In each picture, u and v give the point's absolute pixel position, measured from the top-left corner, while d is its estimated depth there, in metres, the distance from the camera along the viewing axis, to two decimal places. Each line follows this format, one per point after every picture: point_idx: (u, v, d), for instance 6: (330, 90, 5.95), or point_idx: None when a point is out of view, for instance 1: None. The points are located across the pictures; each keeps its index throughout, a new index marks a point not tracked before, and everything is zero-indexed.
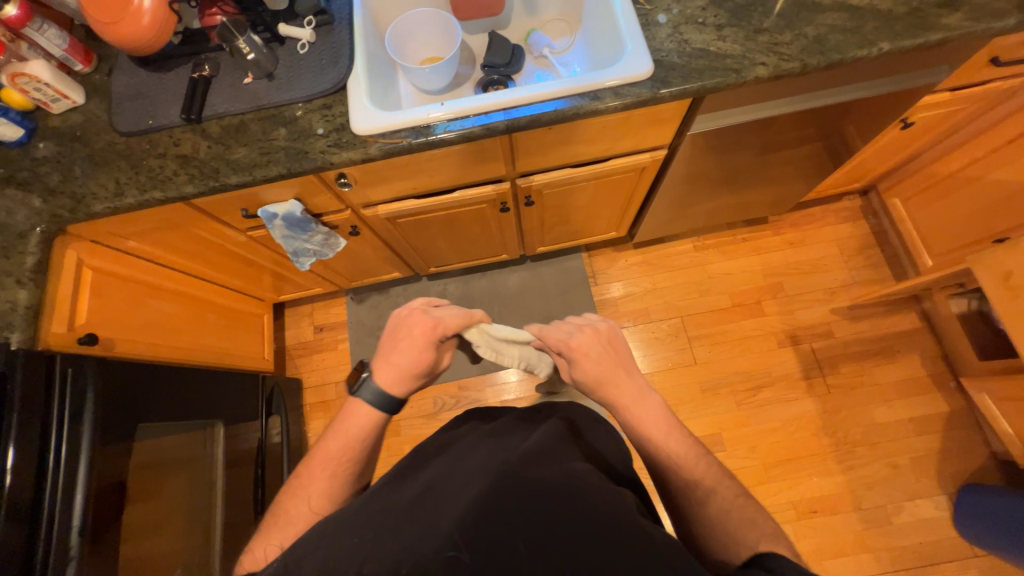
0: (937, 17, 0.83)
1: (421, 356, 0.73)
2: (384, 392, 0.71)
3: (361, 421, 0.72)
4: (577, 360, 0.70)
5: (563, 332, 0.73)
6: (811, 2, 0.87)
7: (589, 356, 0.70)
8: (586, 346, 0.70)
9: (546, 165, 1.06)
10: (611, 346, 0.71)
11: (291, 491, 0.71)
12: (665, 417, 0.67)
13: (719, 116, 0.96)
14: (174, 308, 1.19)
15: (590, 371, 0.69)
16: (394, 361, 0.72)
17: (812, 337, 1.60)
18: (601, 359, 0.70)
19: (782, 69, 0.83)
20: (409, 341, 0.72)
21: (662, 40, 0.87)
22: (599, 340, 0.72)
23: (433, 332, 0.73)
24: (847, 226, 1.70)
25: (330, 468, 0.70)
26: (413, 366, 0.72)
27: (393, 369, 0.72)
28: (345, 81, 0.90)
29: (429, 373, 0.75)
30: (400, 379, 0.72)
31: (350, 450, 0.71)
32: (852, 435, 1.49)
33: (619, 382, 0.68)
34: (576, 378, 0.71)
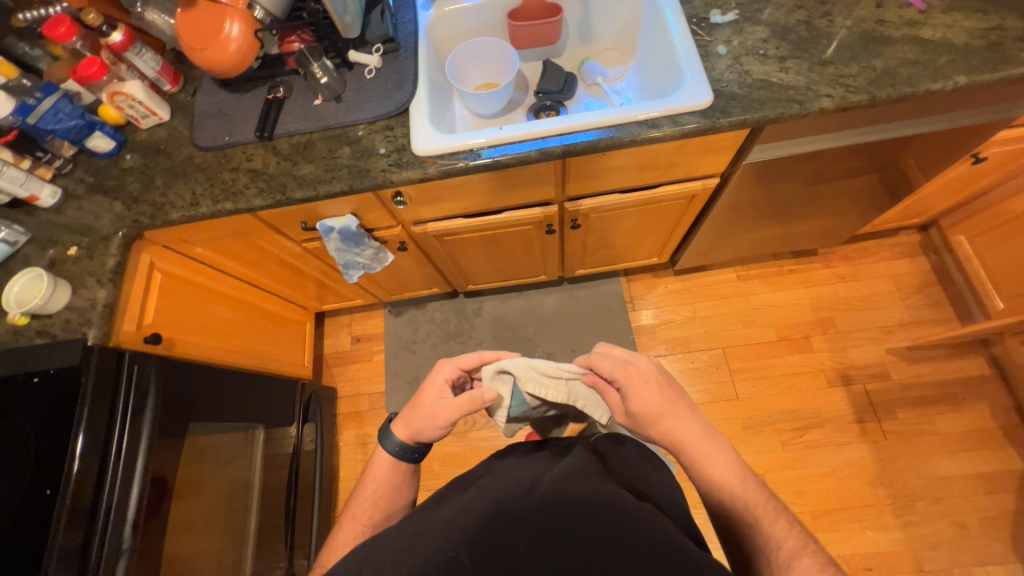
0: (1018, 51, 0.80)
1: (426, 395, 0.72)
2: (398, 435, 0.72)
3: (390, 463, 0.73)
4: (636, 389, 0.65)
5: (617, 360, 0.69)
6: (880, 35, 0.85)
7: (648, 385, 0.66)
8: (644, 375, 0.67)
9: (595, 190, 1.06)
10: (668, 378, 0.68)
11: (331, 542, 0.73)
12: (733, 462, 0.63)
13: (777, 147, 0.94)
14: (227, 313, 1.25)
15: (651, 401, 0.64)
16: (407, 406, 0.73)
17: (865, 377, 1.51)
18: (660, 391, 0.66)
19: (849, 101, 0.81)
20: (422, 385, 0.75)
21: (722, 71, 0.87)
22: (655, 370, 0.68)
23: (437, 371, 0.73)
24: (904, 261, 1.62)
25: (369, 505, 0.72)
26: (417, 397, 0.73)
27: (406, 414, 0.72)
28: (408, 103, 0.93)
29: (430, 412, 0.70)
30: (409, 421, 0.71)
31: (379, 494, 0.72)
32: (911, 487, 1.38)
33: (682, 417, 0.64)
34: (633, 412, 0.66)
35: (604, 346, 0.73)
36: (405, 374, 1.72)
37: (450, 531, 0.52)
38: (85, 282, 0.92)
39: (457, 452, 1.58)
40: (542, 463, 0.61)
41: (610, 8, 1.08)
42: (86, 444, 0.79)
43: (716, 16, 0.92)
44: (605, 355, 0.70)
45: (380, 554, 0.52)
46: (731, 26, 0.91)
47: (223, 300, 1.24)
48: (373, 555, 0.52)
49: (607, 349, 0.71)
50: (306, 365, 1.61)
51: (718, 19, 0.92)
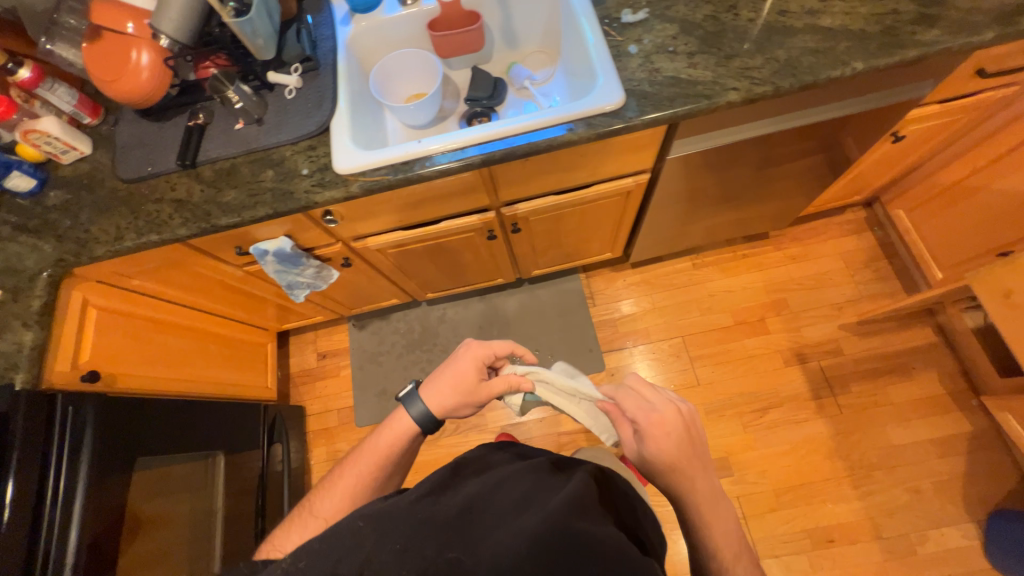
0: (912, 34, 0.83)
1: (464, 378, 0.80)
2: (428, 406, 0.79)
3: (404, 428, 0.79)
4: (655, 438, 0.66)
5: (644, 403, 0.68)
6: (783, 26, 0.87)
7: (669, 437, 0.66)
8: (667, 425, 0.66)
9: (529, 194, 1.07)
10: (691, 433, 0.67)
11: (322, 487, 0.77)
12: (732, 529, 0.66)
13: (696, 141, 0.96)
14: (176, 343, 1.23)
15: (667, 454, 0.65)
16: (440, 380, 0.81)
17: (820, 354, 1.54)
18: (680, 445, 0.65)
19: (754, 93, 0.83)
20: (455, 362, 0.82)
21: (633, 70, 0.88)
22: (680, 422, 0.67)
23: (477, 357, 0.81)
24: (851, 238, 1.66)
25: (374, 463, 0.77)
26: (456, 381, 0.80)
27: (438, 387, 0.80)
28: (328, 122, 0.93)
29: (470, 395, 0.81)
30: (442, 396, 0.80)
31: (383, 456, 0.78)
32: (867, 458, 1.42)
33: (693, 477, 0.65)
34: (646, 456, 0.67)
35: (634, 382, 0.72)
36: (372, 386, 1.72)
37: (448, 532, 0.53)
38: (9, 325, 0.90)
39: (428, 459, 1.59)
40: (554, 476, 0.59)
41: (530, 12, 1.09)
42: (16, 489, 0.78)
43: (627, 15, 0.93)
44: (634, 397, 0.69)
45: (373, 529, 0.55)
46: (642, 24, 0.92)
47: (171, 329, 1.23)
48: (350, 539, 0.55)
49: (636, 387, 0.70)
50: (269, 385, 1.59)
51: (629, 19, 0.93)
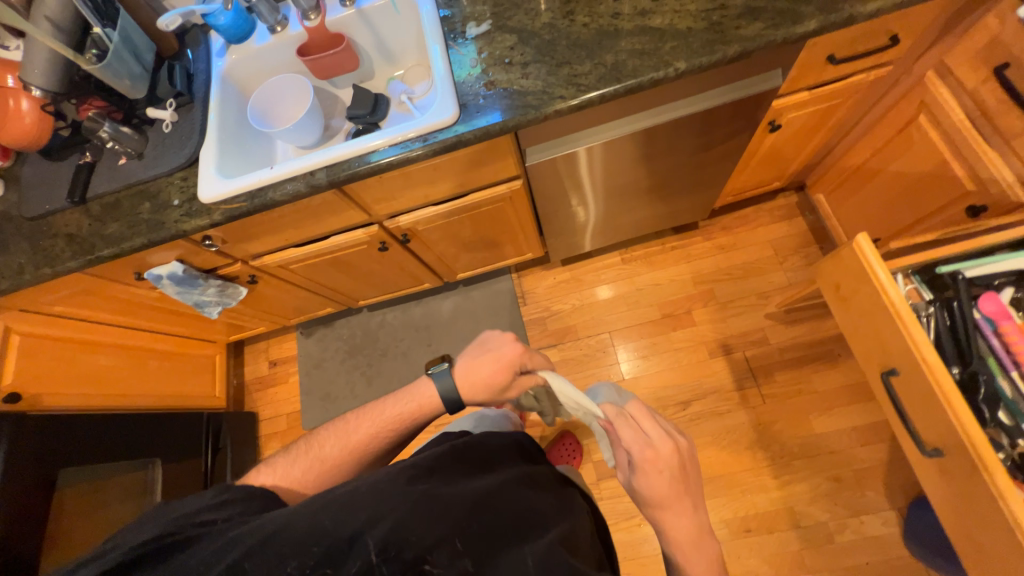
0: (735, 29, 0.82)
1: (499, 375, 0.78)
2: (456, 390, 0.78)
3: (426, 402, 0.79)
4: (646, 473, 0.67)
5: (641, 436, 0.69)
6: (613, 29, 0.88)
7: (661, 473, 0.67)
8: (660, 462, 0.68)
9: (405, 207, 1.10)
10: (686, 469, 0.69)
11: (334, 429, 0.78)
12: (714, 564, 0.67)
13: (547, 148, 0.99)
14: (111, 360, 1.34)
15: (657, 489, 0.67)
16: (475, 367, 0.79)
17: (745, 345, 1.53)
18: (671, 481, 0.67)
19: (581, 100, 0.84)
20: (497, 359, 0.79)
21: (471, 85, 0.91)
22: (676, 459, 0.68)
23: (516, 358, 0.79)
24: (782, 224, 1.63)
25: (389, 428, 0.78)
26: (491, 379, 0.78)
27: (472, 375, 0.78)
28: (197, 153, 1.00)
29: (502, 393, 0.80)
30: (470, 383, 0.78)
31: (400, 422, 0.78)
32: (788, 447, 1.41)
33: (681, 511, 0.67)
34: (637, 488, 0.69)
35: (636, 411, 0.72)
36: (318, 391, 1.80)
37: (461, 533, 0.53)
38: None
39: None
40: (550, 498, 0.64)
41: (401, 28, 1.11)
42: None
43: (471, 29, 0.95)
44: (633, 427, 0.70)
45: (393, 507, 0.53)
46: (484, 37, 0.94)
47: (104, 348, 1.33)
48: (363, 511, 0.52)
49: (635, 417, 0.71)
50: (218, 394, 1.70)
51: (472, 32, 0.95)
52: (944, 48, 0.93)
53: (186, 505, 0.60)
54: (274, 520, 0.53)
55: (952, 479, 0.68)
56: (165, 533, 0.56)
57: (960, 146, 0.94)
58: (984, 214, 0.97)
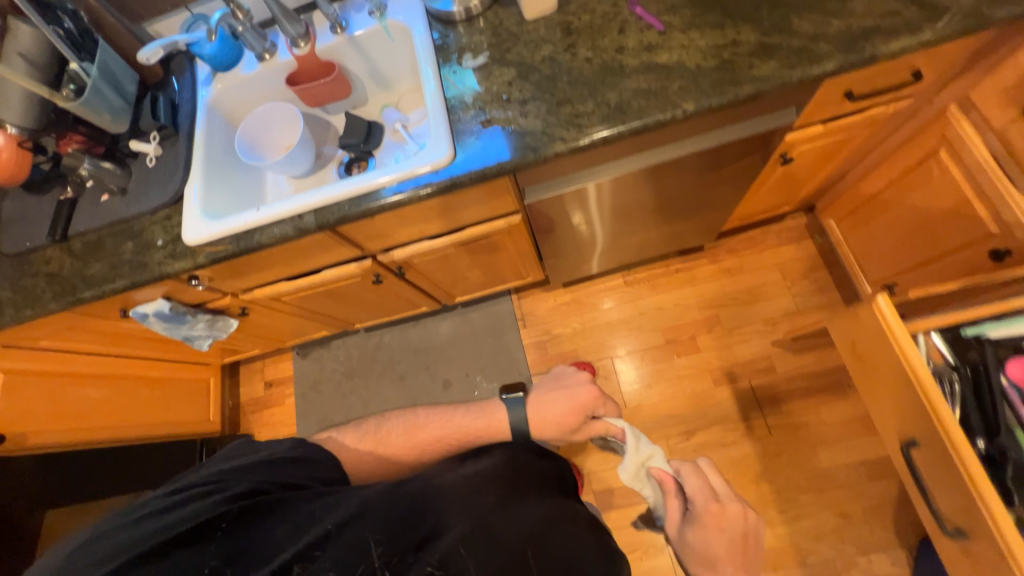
0: (748, 68, 0.77)
1: (570, 415, 0.83)
2: (528, 423, 0.82)
3: (496, 427, 0.80)
4: (705, 527, 0.70)
5: (707, 489, 0.73)
6: (617, 65, 0.83)
7: (722, 533, 0.69)
8: (725, 522, 0.70)
9: (400, 242, 1.06)
10: (748, 538, 0.69)
11: (402, 422, 0.79)
12: None
13: (547, 185, 0.94)
14: (102, 393, 1.31)
15: (713, 545, 0.68)
16: (550, 404, 0.84)
17: (751, 373, 1.49)
18: (729, 543, 0.68)
19: (582, 143, 0.79)
20: (574, 400, 0.85)
21: (467, 122, 0.86)
22: (740, 524, 0.70)
23: (590, 401, 0.85)
24: (790, 247, 1.58)
25: (455, 440, 0.79)
26: (565, 418, 0.83)
27: (546, 411, 0.83)
28: (181, 190, 0.95)
29: (571, 431, 0.84)
30: (544, 418, 0.82)
31: (466, 439, 0.79)
32: (795, 481, 1.37)
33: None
34: (688, 539, 0.71)
35: (705, 466, 0.77)
36: (314, 414, 1.77)
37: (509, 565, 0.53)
38: None
39: None
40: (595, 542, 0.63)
41: (397, 57, 1.07)
42: None
43: (467, 61, 0.91)
44: (701, 479, 0.74)
45: (461, 519, 0.56)
46: (483, 71, 0.89)
47: (91, 381, 1.29)
48: (431, 520, 0.56)
49: (704, 472, 0.76)
50: (212, 419, 1.67)
51: (468, 64, 0.90)
52: (969, 82, 0.88)
53: (270, 449, 0.68)
54: (350, 504, 0.57)
55: (976, 560, 0.64)
56: (255, 490, 0.60)
57: (983, 185, 0.89)
58: (1007, 258, 0.92)
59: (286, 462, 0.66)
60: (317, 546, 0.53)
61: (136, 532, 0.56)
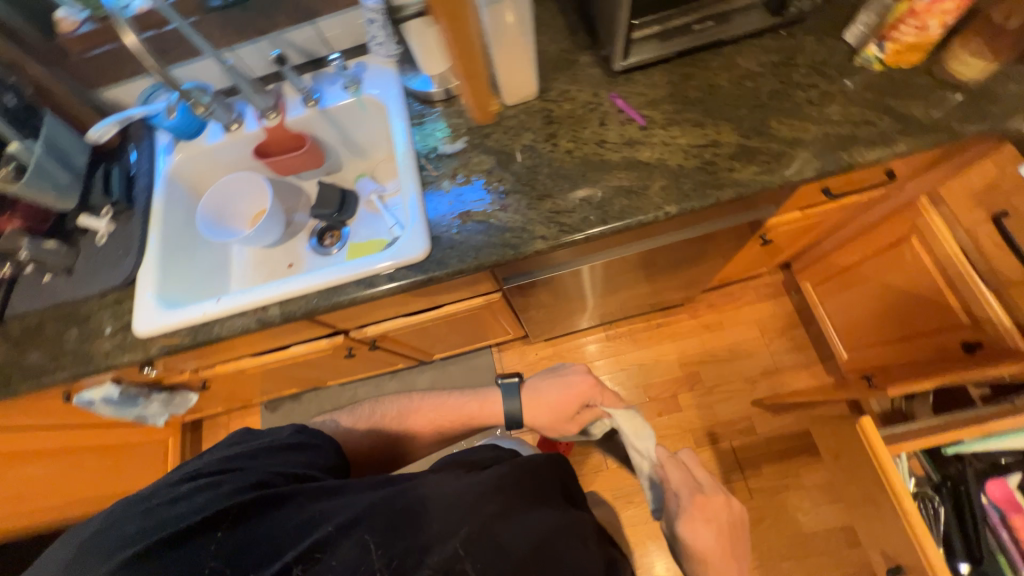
0: (729, 171, 0.76)
1: (566, 402, 0.87)
2: (522, 409, 0.88)
3: (485, 408, 0.91)
4: (695, 523, 0.71)
5: (695, 482, 0.77)
6: (599, 159, 0.81)
7: (712, 526, 0.71)
8: (711, 512, 0.72)
9: (373, 320, 1.01)
10: (734, 528, 0.72)
11: (400, 403, 0.93)
12: None
13: (526, 272, 0.94)
14: (47, 471, 1.19)
15: (704, 540, 0.70)
16: (547, 392, 0.88)
17: (732, 434, 1.48)
18: (719, 536, 0.71)
19: (563, 242, 0.77)
20: (567, 389, 0.88)
21: (444, 212, 0.83)
22: (727, 516, 0.72)
23: (586, 388, 0.87)
24: (767, 303, 1.59)
25: (446, 418, 0.92)
26: (560, 407, 0.87)
27: (543, 400, 0.88)
28: (135, 272, 0.89)
29: (570, 420, 0.88)
30: (539, 405, 0.88)
31: (456, 417, 0.92)
32: (776, 549, 1.36)
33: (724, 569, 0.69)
34: (680, 533, 0.72)
35: (687, 458, 0.82)
36: None
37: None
38: None
39: None
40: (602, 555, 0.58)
41: (365, 129, 1.03)
42: None
43: (445, 145, 0.88)
44: (683, 471, 0.78)
45: (461, 522, 0.53)
46: (461, 158, 0.86)
47: (46, 456, 1.18)
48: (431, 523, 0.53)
49: (688, 465, 0.80)
50: None
51: (446, 149, 0.88)
52: (939, 178, 0.90)
53: (270, 437, 0.69)
54: (350, 506, 0.55)
55: None
56: (263, 481, 0.60)
57: (954, 278, 0.91)
58: (979, 349, 0.93)
59: (289, 448, 0.68)
60: (317, 549, 0.51)
61: (147, 521, 0.55)
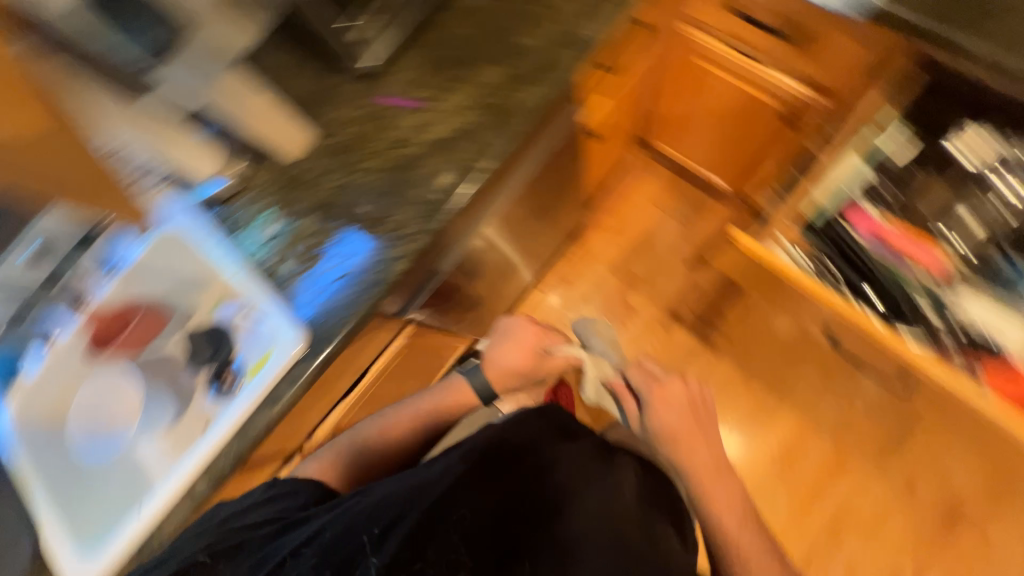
0: (514, 105, 0.81)
1: (523, 355, 1.01)
2: (490, 378, 1.01)
3: (462, 396, 1.01)
4: (658, 411, 0.93)
5: (654, 377, 0.98)
6: (405, 159, 0.82)
7: (670, 408, 0.94)
8: (671, 399, 0.95)
9: (314, 420, 0.97)
10: (695, 408, 0.95)
11: (376, 426, 0.95)
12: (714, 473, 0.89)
13: (414, 296, 0.94)
14: None
15: (669, 422, 0.92)
16: (504, 355, 1.01)
17: (685, 302, 1.58)
18: (680, 415, 0.93)
19: (419, 248, 0.79)
20: (519, 342, 1.01)
21: (301, 289, 0.80)
22: (686, 399, 0.95)
23: (534, 338, 1.02)
24: (647, 179, 1.68)
25: (426, 424, 0.97)
26: (519, 361, 1.01)
27: (503, 362, 1.01)
28: (38, 543, 0.79)
29: (530, 369, 1.01)
30: (502, 367, 1.01)
31: (436, 414, 0.98)
32: (769, 366, 1.49)
33: (692, 440, 0.91)
34: (650, 425, 0.94)
35: (648, 364, 1.02)
36: None
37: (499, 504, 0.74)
38: None
39: None
40: (601, 461, 0.81)
41: (185, 262, 0.84)
42: None
43: (264, 230, 0.84)
44: (643, 372, 0.99)
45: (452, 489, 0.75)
46: (288, 234, 0.83)
47: None
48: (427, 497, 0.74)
49: (647, 367, 1.01)
50: None
51: (267, 233, 0.84)
52: None
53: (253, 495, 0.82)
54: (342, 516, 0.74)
55: None
56: (241, 541, 0.77)
57: None
58: None
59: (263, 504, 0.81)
60: (304, 546, 0.72)
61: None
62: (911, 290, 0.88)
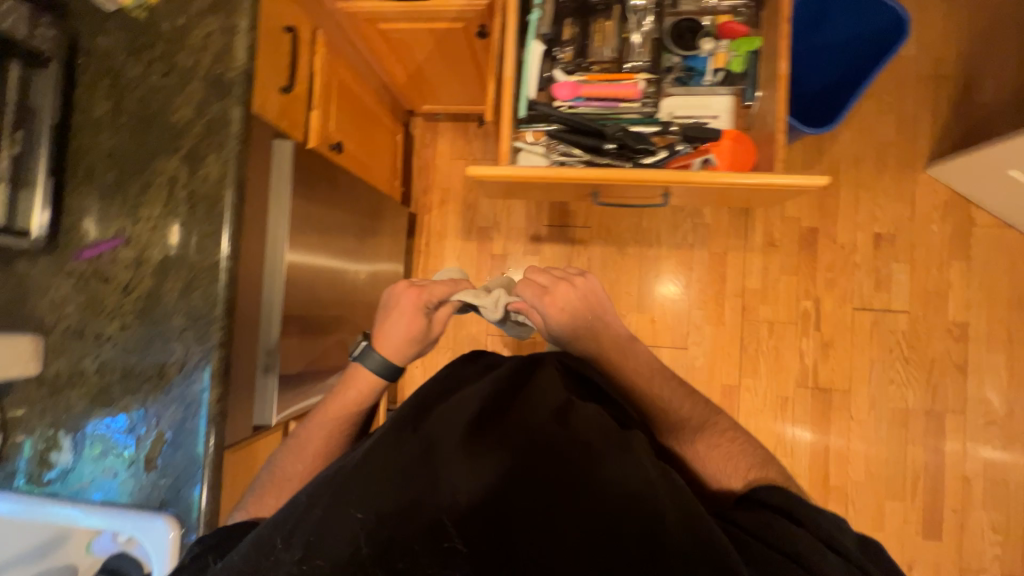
0: (209, 184, 0.75)
1: (412, 325, 0.78)
2: (383, 359, 0.77)
3: (365, 385, 0.77)
4: (558, 318, 0.76)
5: (539, 285, 0.78)
6: (145, 299, 0.75)
7: (564, 310, 0.76)
8: (560, 302, 0.76)
9: None
10: (589, 298, 0.78)
11: (292, 450, 0.72)
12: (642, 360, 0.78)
13: (262, 406, 0.84)
14: None
15: (569, 326, 0.76)
16: (391, 331, 0.78)
17: (538, 222, 1.64)
18: (576, 314, 0.76)
19: (217, 370, 0.73)
20: (400, 311, 0.78)
21: (138, 484, 0.73)
22: (575, 295, 0.77)
23: (416, 300, 0.78)
24: (440, 141, 1.67)
25: (340, 428, 0.73)
26: (408, 333, 0.78)
27: (391, 338, 0.78)
28: None
29: (426, 336, 0.81)
30: (392, 343, 0.78)
31: (346, 416, 0.75)
32: (631, 227, 1.62)
33: (596, 333, 0.77)
34: (555, 335, 0.78)
35: (531, 273, 0.81)
36: None
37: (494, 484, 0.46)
38: None
39: None
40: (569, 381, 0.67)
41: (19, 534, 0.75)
42: None
43: (58, 458, 0.74)
44: (529, 284, 0.78)
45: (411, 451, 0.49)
46: (88, 445, 0.74)
47: None
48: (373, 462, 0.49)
49: (532, 275, 0.79)
50: None
51: (63, 458, 0.74)
52: None
53: None
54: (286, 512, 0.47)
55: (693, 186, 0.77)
56: None
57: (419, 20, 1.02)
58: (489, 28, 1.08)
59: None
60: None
61: None
62: (634, 126, 0.83)
